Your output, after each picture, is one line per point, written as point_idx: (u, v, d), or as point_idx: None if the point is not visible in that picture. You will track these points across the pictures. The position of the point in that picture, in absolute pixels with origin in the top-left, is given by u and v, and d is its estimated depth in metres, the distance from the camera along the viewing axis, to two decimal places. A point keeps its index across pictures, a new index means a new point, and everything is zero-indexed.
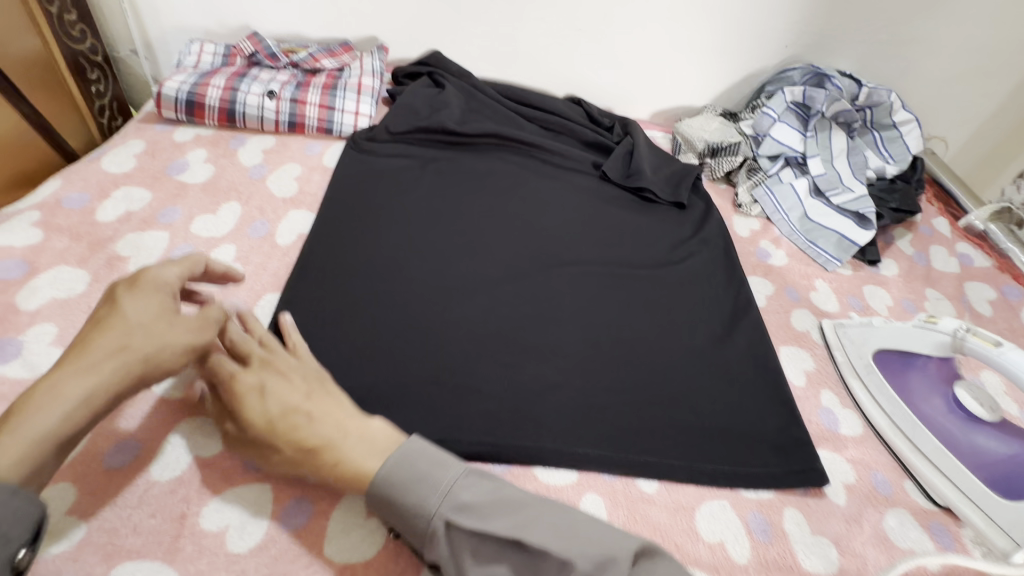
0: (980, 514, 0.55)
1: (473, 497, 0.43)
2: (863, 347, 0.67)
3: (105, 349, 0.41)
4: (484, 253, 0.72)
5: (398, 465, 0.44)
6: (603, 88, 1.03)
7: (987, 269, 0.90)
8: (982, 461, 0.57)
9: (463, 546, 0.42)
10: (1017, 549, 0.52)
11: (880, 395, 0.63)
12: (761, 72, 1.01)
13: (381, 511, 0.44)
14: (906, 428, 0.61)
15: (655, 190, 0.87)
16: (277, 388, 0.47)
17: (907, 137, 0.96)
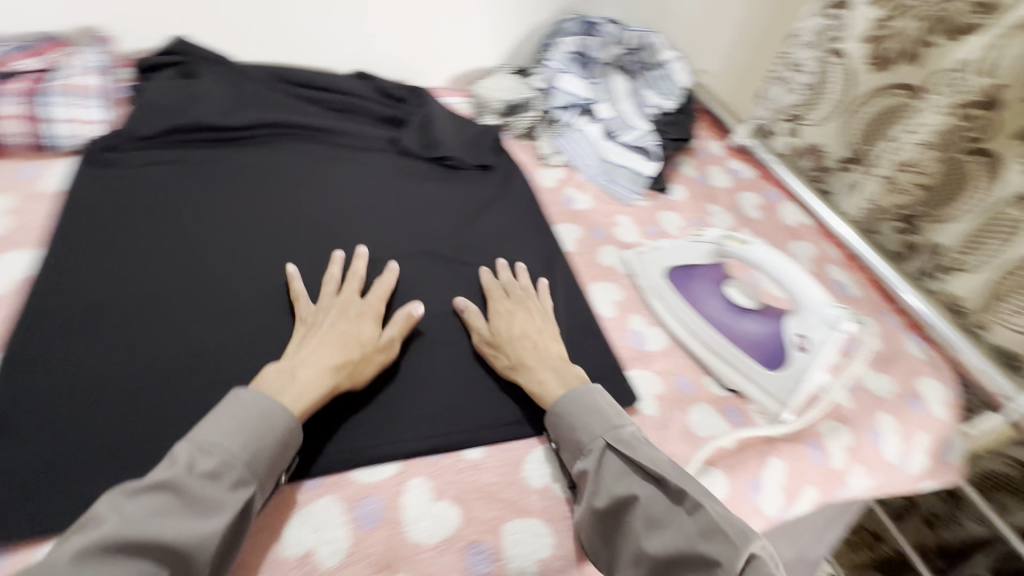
0: (758, 388, 0.64)
1: (631, 436, 0.52)
2: (657, 268, 0.74)
3: (338, 352, 0.54)
4: (276, 255, 0.66)
5: (579, 397, 0.55)
6: (390, 60, 0.99)
7: (752, 179, 1.05)
8: (754, 341, 0.65)
9: (614, 468, 0.50)
10: (784, 408, 0.62)
11: (673, 306, 0.70)
12: (540, 26, 1.04)
13: (558, 433, 0.55)
14: (697, 331, 0.68)
15: (458, 157, 0.87)
16: (518, 317, 0.63)
17: (675, 73, 1.06)
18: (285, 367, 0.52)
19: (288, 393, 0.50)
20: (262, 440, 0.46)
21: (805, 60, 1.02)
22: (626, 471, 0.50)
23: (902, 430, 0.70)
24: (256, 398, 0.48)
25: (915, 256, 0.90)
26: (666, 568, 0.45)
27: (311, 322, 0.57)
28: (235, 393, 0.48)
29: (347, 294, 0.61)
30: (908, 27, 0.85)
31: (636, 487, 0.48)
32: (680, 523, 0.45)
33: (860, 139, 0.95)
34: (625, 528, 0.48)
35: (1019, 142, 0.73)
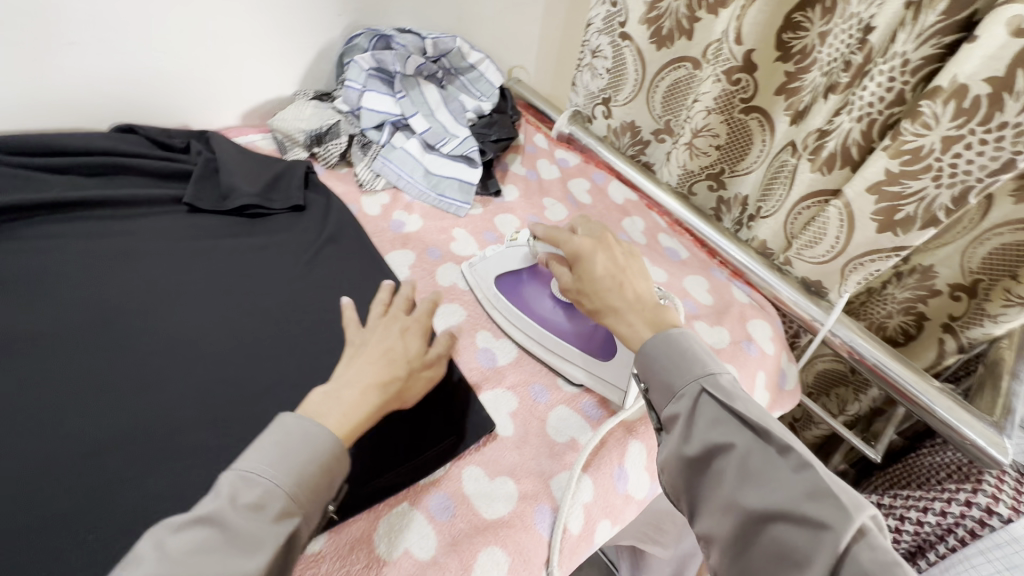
0: (601, 381, 0.65)
1: (728, 386, 0.51)
2: (486, 278, 0.74)
3: (386, 370, 0.53)
4: (37, 376, 0.58)
5: (675, 340, 0.55)
6: (161, 105, 0.87)
7: (579, 165, 1.07)
8: (586, 335, 0.67)
9: (707, 414, 0.50)
10: (626, 396, 0.63)
11: (509, 315, 0.70)
12: (331, 45, 0.97)
13: (650, 375, 0.55)
14: (534, 335, 0.68)
15: (261, 204, 0.78)
16: (601, 258, 0.63)
17: (487, 74, 1.05)
18: (331, 390, 0.50)
19: (332, 414, 0.48)
20: (306, 471, 0.43)
21: (601, 46, 1.06)
22: (720, 417, 0.49)
23: (742, 375, 0.77)
24: (303, 426, 0.45)
25: (728, 209, 1.02)
26: (763, 521, 0.44)
27: (359, 344, 0.56)
28: (281, 419, 0.45)
29: (396, 312, 0.60)
30: (673, 5, 0.91)
31: (735, 435, 0.48)
32: (777, 474, 0.45)
33: (663, 112, 1.04)
34: (716, 472, 0.48)
35: (780, 98, 0.84)
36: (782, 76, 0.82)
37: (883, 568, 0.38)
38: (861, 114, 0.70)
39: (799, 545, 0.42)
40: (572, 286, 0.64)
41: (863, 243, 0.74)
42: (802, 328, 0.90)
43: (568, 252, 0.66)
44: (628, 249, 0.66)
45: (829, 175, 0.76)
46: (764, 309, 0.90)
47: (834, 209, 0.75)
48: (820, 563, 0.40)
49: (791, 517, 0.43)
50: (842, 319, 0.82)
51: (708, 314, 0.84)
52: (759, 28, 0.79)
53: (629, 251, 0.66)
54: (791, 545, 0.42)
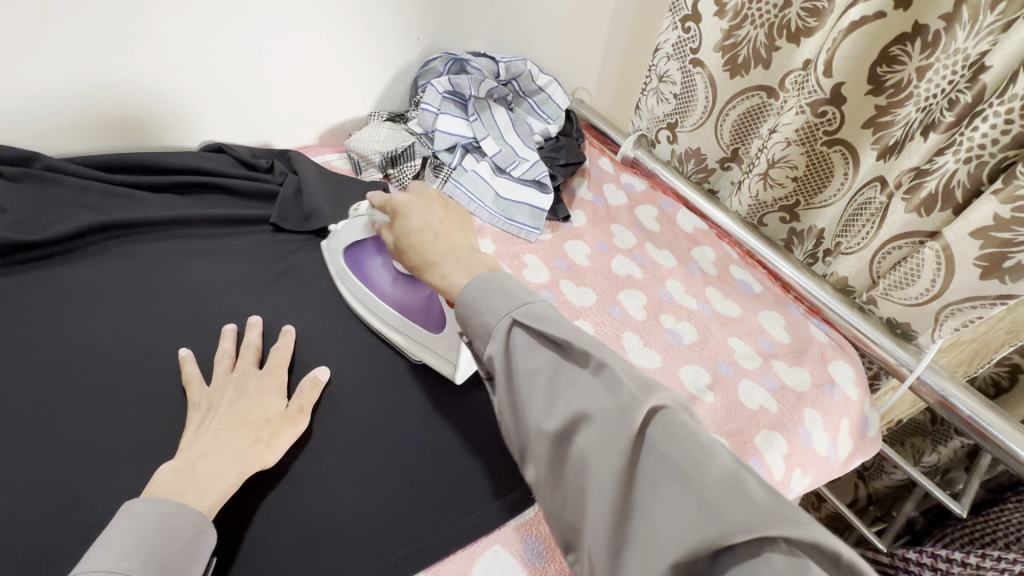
0: (431, 353, 0.66)
1: (539, 312, 0.49)
2: (334, 250, 0.73)
3: (244, 431, 0.53)
4: (142, 391, 0.59)
5: (487, 281, 0.53)
6: (247, 125, 0.90)
7: (645, 191, 1.05)
8: (418, 311, 0.68)
9: (521, 345, 0.48)
10: (454, 370, 0.64)
11: (349, 287, 0.71)
12: (408, 67, 0.99)
13: (464, 315, 0.52)
14: (369, 306, 0.70)
15: (342, 225, 0.79)
16: (417, 212, 0.64)
17: (554, 96, 1.03)
18: (183, 464, 0.49)
19: (190, 491, 0.47)
20: (168, 550, 0.43)
21: (669, 71, 1.04)
22: (532, 342, 0.48)
23: (826, 422, 0.74)
24: (153, 507, 0.45)
25: (800, 241, 0.98)
26: (572, 433, 0.43)
27: (205, 407, 0.55)
28: (128, 508, 0.45)
29: (244, 367, 0.60)
30: (752, 33, 0.89)
31: (543, 359, 0.47)
32: (581, 382, 0.45)
33: (732, 141, 1.01)
34: (525, 398, 0.46)
35: (868, 131, 0.80)
36: (871, 110, 0.78)
37: (676, 444, 0.41)
38: (969, 155, 0.66)
39: (609, 441, 0.42)
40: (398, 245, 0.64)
41: (963, 289, 0.71)
42: (885, 371, 0.85)
43: (391, 209, 0.66)
44: (452, 208, 0.67)
45: (928, 217, 0.73)
46: (843, 349, 0.86)
47: (930, 252, 0.72)
48: (622, 451, 0.41)
49: (593, 419, 0.43)
50: (931, 364, 0.78)
51: (786, 353, 0.81)
52: (850, 61, 0.75)
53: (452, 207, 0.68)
54: (596, 446, 0.42)
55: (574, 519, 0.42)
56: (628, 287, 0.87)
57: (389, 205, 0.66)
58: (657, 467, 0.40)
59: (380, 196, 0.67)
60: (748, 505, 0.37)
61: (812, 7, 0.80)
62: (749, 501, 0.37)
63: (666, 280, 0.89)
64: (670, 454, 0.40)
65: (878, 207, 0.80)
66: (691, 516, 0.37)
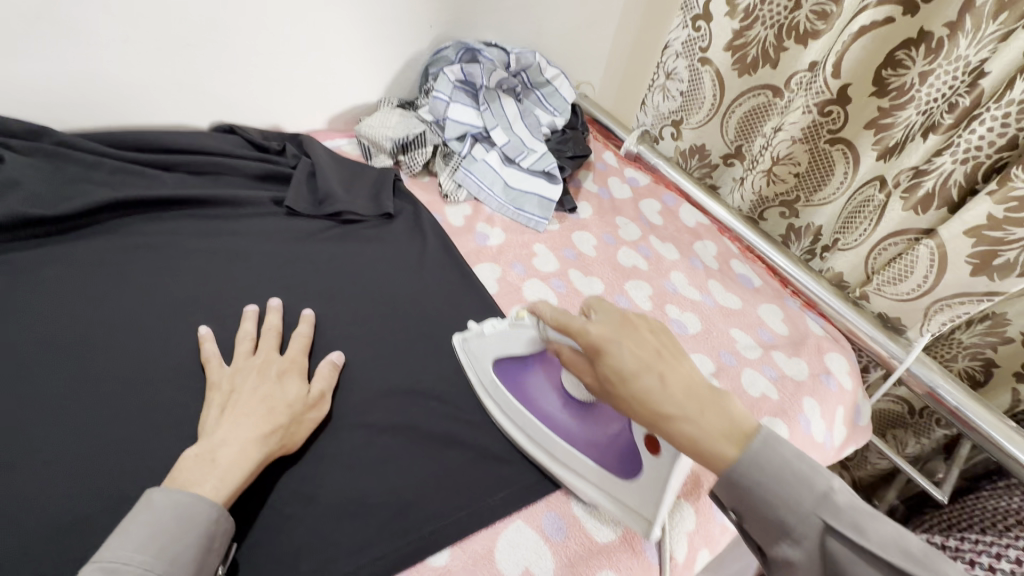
0: (620, 506, 0.54)
1: (846, 502, 0.44)
2: (484, 360, 0.65)
3: (265, 418, 0.52)
4: (163, 369, 0.59)
5: (766, 448, 0.46)
6: (257, 107, 0.89)
7: (649, 185, 1.07)
8: (598, 446, 0.57)
9: (839, 556, 0.43)
10: (650, 528, 0.52)
11: (506, 409, 0.62)
12: (418, 55, 0.99)
13: (742, 494, 0.46)
14: (536, 436, 0.60)
15: (355, 211, 0.80)
16: (628, 345, 0.51)
17: (561, 89, 1.04)
18: (205, 450, 0.48)
19: (209, 480, 0.46)
20: (180, 544, 0.42)
21: (677, 69, 1.06)
22: (853, 543, 0.42)
23: (823, 410, 0.77)
24: (171, 498, 0.44)
25: (798, 238, 1.01)
26: None
27: (227, 390, 0.55)
28: (148, 497, 0.44)
29: (266, 353, 0.60)
30: (762, 34, 0.92)
31: (867, 569, 0.41)
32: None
33: (736, 137, 1.04)
34: None
35: (869, 131, 0.83)
36: (873, 112, 0.81)
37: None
38: (966, 157, 0.70)
39: None
40: (606, 385, 0.52)
41: (954, 285, 0.75)
42: (875, 363, 0.89)
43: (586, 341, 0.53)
44: (658, 326, 0.54)
45: (924, 215, 0.77)
46: (837, 342, 0.90)
47: (925, 248, 0.76)
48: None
49: None
50: (920, 358, 0.81)
51: (785, 345, 0.84)
52: (858, 64, 0.79)
53: (659, 327, 0.54)
54: None
55: None
56: (635, 278, 0.89)
57: (564, 325, 0.55)
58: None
59: (554, 312, 0.56)
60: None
61: (821, 10, 0.83)
62: None
63: (670, 272, 0.92)
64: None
65: (875, 204, 0.84)
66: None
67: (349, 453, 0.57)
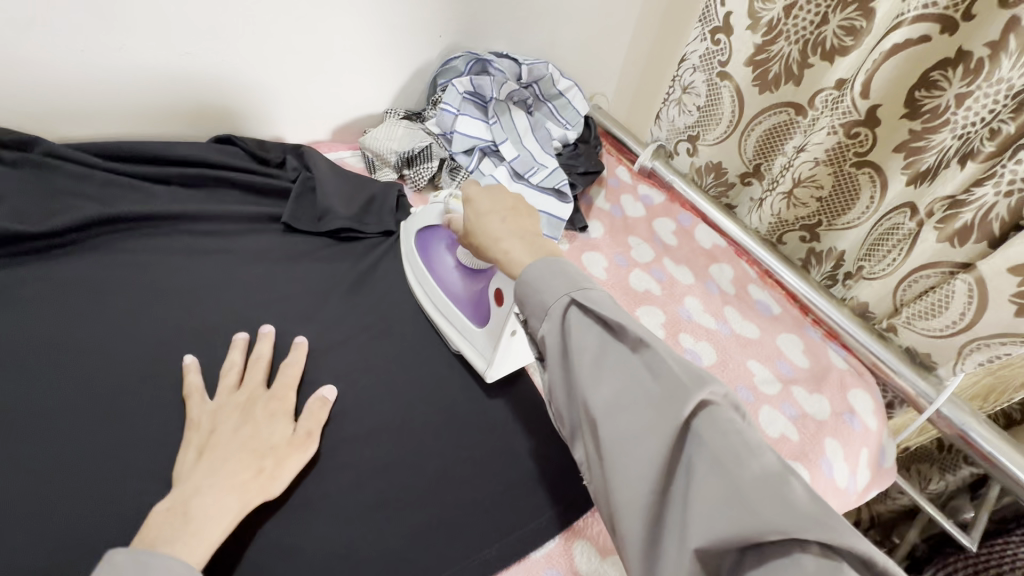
0: (470, 346, 0.66)
1: (600, 297, 0.46)
2: (409, 230, 0.74)
3: (247, 463, 0.49)
4: (146, 400, 0.56)
5: (545, 264, 0.49)
6: (259, 117, 0.86)
7: (663, 204, 1.02)
8: (469, 303, 0.67)
9: (575, 323, 0.45)
10: (486, 368, 0.63)
11: (413, 270, 0.72)
12: (427, 66, 0.95)
13: (522, 288, 0.49)
14: (427, 292, 0.70)
15: (355, 227, 0.77)
16: (484, 201, 0.59)
17: (574, 102, 1.00)
18: (177, 501, 0.45)
19: (181, 538, 0.42)
20: None
21: (695, 83, 1.02)
22: (592, 317, 0.45)
23: (847, 452, 0.72)
24: (137, 559, 0.39)
25: (818, 262, 0.96)
26: (620, 413, 0.41)
27: (207, 430, 0.52)
28: (111, 560, 0.38)
29: (251, 390, 0.57)
30: (785, 50, 0.87)
31: (594, 335, 0.44)
32: (624, 363, 0.43)
33: (755, 156, 1.00)
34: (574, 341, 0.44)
35: (899, 155, 0.78)
36: (905, 134, 0.76)
37: (723, 437, 0.37)
38: (1010, 188, 0.65)
39: (650, 425, 0.40)
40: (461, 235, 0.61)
41: (994, 324, 0.70)
42: (900, 400, 0.85)
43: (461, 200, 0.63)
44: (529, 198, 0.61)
45: (961, 247, 0.72)
46: (861, 376, 0.85)
47: (961, 284, 0.71)
48: (664, 435, 0.39)
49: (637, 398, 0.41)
50: (951, 399, 0.76)
51: (805, 379, 0.79)
52: (888, 83, 0.74)
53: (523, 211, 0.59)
54: (642, 428, 0.40)
55: (608, 492, 0.41)
56: (646, 304, 0.84)
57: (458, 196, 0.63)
58: (696, 466, 0.37)
59: None
60: (782, 504, 0.34)
61: (849, 26, 0.79)
62: (785, 499, 0.34)
63: (684, 297, 0.87)
64: (715, 450, 0.37)
65: (906, 233, 0.79)
66: (724, 501, 0.35)
67: (335, 496, 0.53)
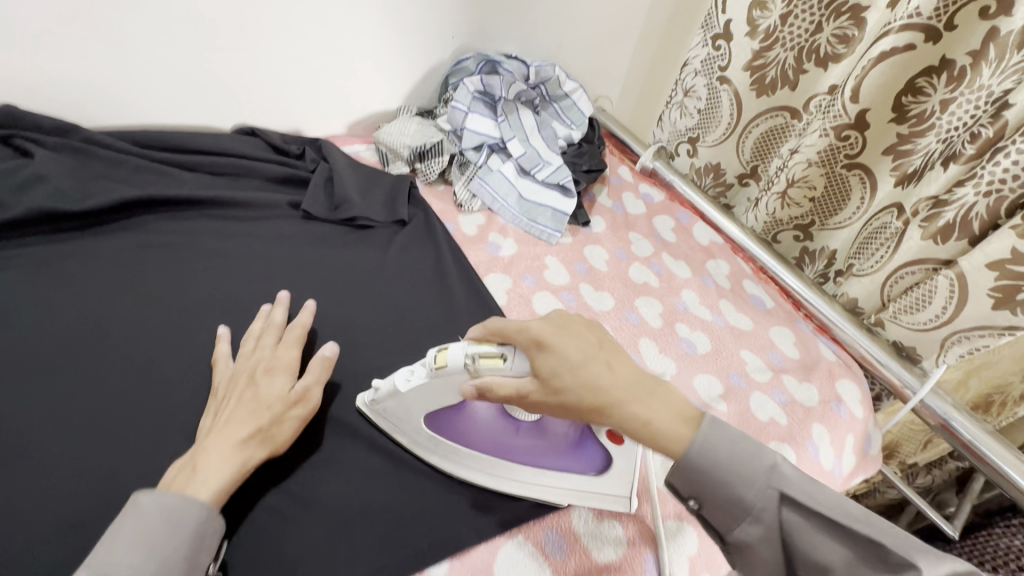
0: (595, 498, 0.57)
1: (789, 468, 0.45)
2: (413, 423, 0.56)
3: (247, 422, 0.52)
4: (175, 367, 0.60)
5: (718, 448, 0.46)
6: (279, 111, 0.90)
7: (663, 202, 1.07)
8: (568, 445, 0.58)
9: (791, 524, 0.44)
10: (629, 500, 0.57)
11: (456, 463, 0.57)
12: (439, 65, 1.00)
13: (704, 471, 0.46)
14: (496, 469, 0.57)
15: (370, 217, 0.80)
16: (570, 344, 0.48)
17: (579, 102, 1.04)
18: (187, 460, 0.50)
19: (202, 484, 0.48)
20: (172, 544, 0.44)
21: (696, 86, 1.06)
22: (799, 508, 0.44)
23: (833, 438, 0.76)
24: (158, 500, 0.46)
25: (812, 261, 1.00)
26: None
27: (221, 396, 0.56)
28: (134, 502, 0.46)
29: (261, 352, 0.59)
30: (782, 55, 0.91)
31: (821, 542, 0.43)
32: (871, 574, 0.41)
33: (752, 157, 1.04)
34: (796, 555, 0.44)
35: (888, 157, 0.82)
36: (893, 137, 0.81)
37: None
38: (988, 189, 0.69)
39: None
40: None
41: (973, 317, 0.74)
42: (887, 392, 0.88)
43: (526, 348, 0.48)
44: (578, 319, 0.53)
45: (944, 245, 0.76)
46: (849, 368, 0.88)
47: (943, 279, 0.75)
48: None
49: None
50: (934, 389, 0.80)
51: (795, 368, 0.83)
52: (878, 88, 0.78)
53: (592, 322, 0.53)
54: None
55: None
56: (645, 295, 0.88)
57: (496, 332, 0.50)
58: None
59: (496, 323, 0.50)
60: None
61: (842, 34, 0.84)
62: None
63: (681, 290, 0.91)
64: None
65: (893, 232, 0.83)
66: None
67: (347, 459, 0.57)
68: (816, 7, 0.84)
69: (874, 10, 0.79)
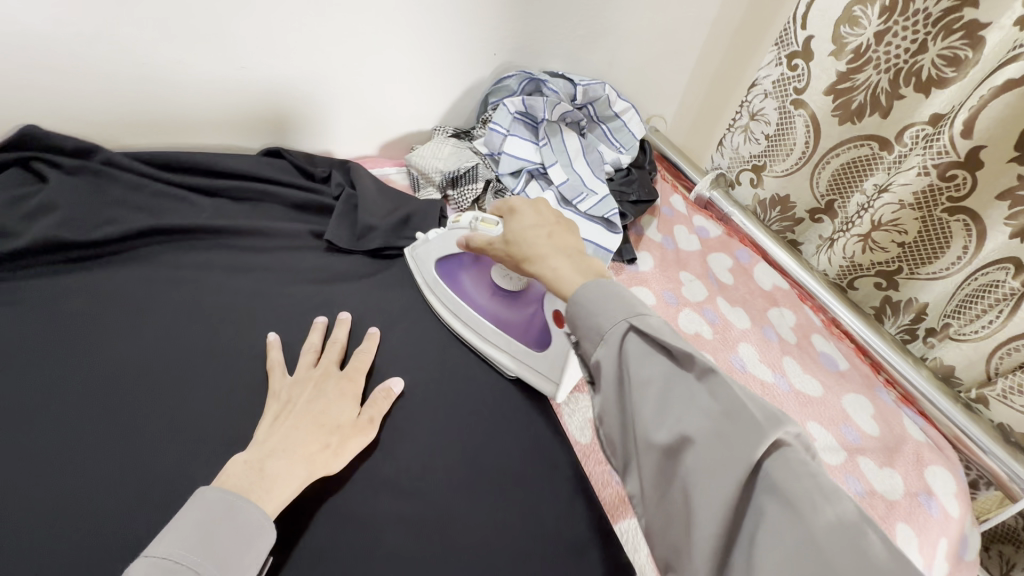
0: (529, 370, 0.67)
1: (660, 322, 0.42)
2: (427, 261, 0.73)
3: (300, 461, 0.51)
4: (174, 417, 0.56)
5: (598, 287, 0.45)
6: (308, 131, 0.86)
7: (721, 237, 0.94)
8: (524, 329, 0.70)
9: (633, 352, 0.41)
10: (557, 389, 0.66)
11: (444, 301, 0.72)
12: (479, 83, 0.93)
13: (575, 314, 0.45)
14: (466, 321, 0.71)
15: (395, 246, 0.76)
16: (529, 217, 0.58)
17: (631, 124, 0.95)
18: (254, 459, 0.50)
19: None
20: (230, 550, 0.43)
21: (765, 109, 0.94)
22: (651, 351, 0.41)
23: (922, 542, 0.64)
24: (220, 501, 0.45)
25: (894, 313, 0.87)
26: (679, 459, 0.37)
27: (284, 401, 0.57)
28: (200, 494, 0.45)
29: (327, 365, 0.61)
30: (874, 78, 0.79)
31: (654, 371, 0.40)
32: (691, 402, 0.38)
33: (827, 191, 0.91)
34: (636, 392, 0.40)
35: (1003, 203, 0.68)
36: (1011, 179, 0.66)
37: (799, 488, 0.33)
38: None
39: (714, 470, 0.35)
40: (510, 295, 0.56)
41: None
42: (988, 479, 0.74)
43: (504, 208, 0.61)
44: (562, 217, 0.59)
45: None
46: (941, 451, 0.74)
47: None
48: (730, 483, 0.34)
49: (706, 443, 0.36)
50: None
51: (875, 450, 0.71)
52: (998, 123, 0.64)
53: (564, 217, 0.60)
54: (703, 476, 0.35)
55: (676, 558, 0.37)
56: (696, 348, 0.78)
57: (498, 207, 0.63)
58: (768, 513, 0.33)
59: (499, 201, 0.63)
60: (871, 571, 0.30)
61: (951, 55, 0.70)
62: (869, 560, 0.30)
63: (738, 343, 0.80)
64: (792, 504, 0.33)
65: (1006, 292, 0.70)
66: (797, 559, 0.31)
67: (357, 521, 0.54)
68: (920, 23, 0.71)
69: (996, 28, 0.65)
